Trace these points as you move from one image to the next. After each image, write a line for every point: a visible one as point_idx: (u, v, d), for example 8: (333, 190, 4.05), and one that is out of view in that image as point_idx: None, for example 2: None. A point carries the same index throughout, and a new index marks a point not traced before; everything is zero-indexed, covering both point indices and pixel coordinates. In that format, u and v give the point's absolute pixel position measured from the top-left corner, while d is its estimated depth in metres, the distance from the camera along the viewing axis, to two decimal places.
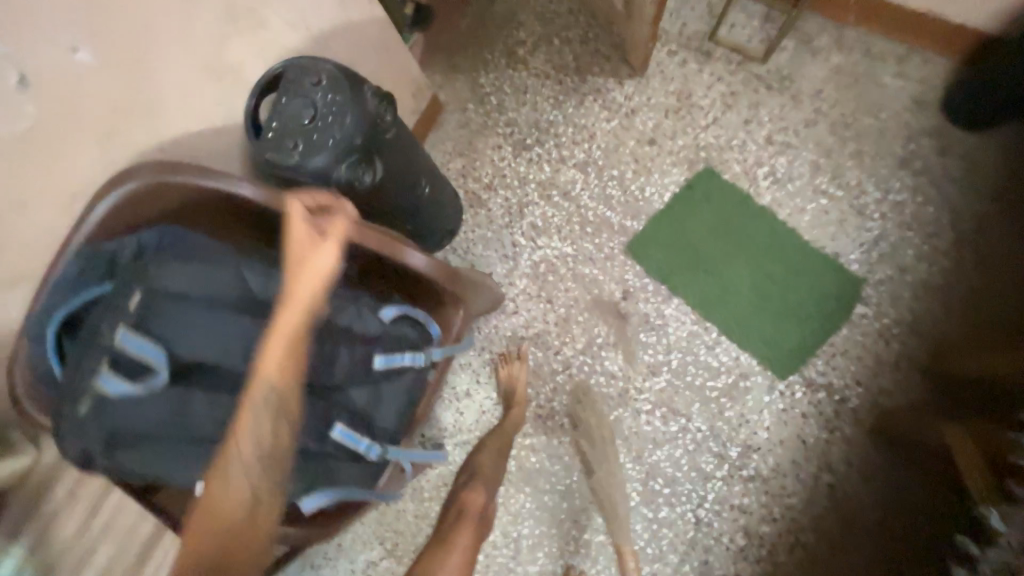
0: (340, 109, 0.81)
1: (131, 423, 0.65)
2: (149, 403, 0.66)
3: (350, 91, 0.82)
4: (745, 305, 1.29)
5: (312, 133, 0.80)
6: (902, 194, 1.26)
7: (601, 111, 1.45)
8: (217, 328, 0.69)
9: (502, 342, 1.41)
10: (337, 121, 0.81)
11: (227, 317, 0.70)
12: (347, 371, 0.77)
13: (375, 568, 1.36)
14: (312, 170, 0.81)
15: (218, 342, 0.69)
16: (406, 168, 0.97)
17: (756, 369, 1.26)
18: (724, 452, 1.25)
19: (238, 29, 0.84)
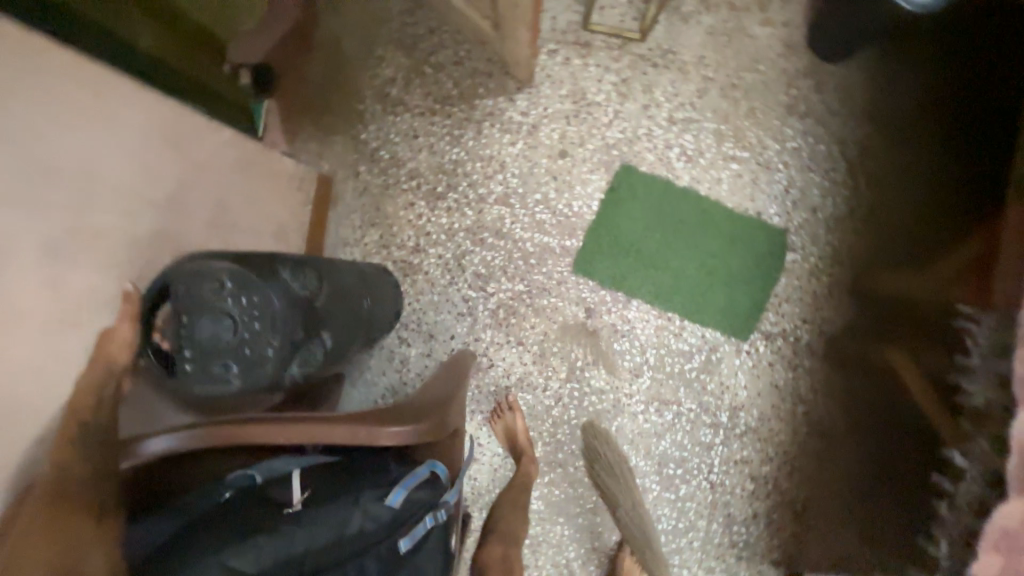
0: (260, 314, 0.77)
1: None
2: None
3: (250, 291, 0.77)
4: (697, 285, 1.36)
5: (242, 350, 0.76)
6: (796, 138, 1.34)
7: (503, 134, 1.36)
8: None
9: (490, 398, 1.39)
10: (264, 325, 0.78)
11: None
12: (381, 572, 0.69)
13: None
14: (251, 382, 0.79)
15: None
16: (351, 316, 1.02)
17: (721, 339, 1.36)
18: (717, 420, 1.37)
19: (78, 249, 0.78)
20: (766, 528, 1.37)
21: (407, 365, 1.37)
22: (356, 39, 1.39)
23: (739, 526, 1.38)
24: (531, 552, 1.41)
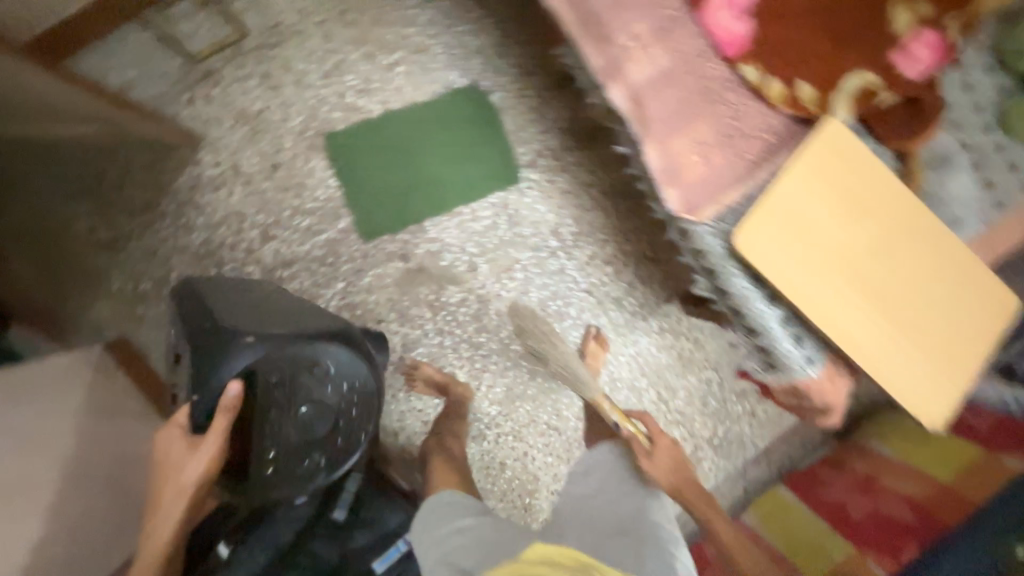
0: (361, 402, 0.95)
1: None
2: None
3: (359, 374, 0.95)
4: (456, 173, 1.52)
5: (337, 437, 0.94)
6: (422, 12, 1.47)
7: (219, 192, 1.41)
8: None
9: (396, 375, 1.54)
10: (355, 412, 0.95)
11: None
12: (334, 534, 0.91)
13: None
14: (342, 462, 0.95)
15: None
16: None
17: (505, 194, 1.55)
18: (551, 247, 1.59)
19: None
20: (643, 283, 1.64)
21: None
22: (34, 226, 1.37)
23: (626, 298, 1.65)
24: (520, 441, 1.62)
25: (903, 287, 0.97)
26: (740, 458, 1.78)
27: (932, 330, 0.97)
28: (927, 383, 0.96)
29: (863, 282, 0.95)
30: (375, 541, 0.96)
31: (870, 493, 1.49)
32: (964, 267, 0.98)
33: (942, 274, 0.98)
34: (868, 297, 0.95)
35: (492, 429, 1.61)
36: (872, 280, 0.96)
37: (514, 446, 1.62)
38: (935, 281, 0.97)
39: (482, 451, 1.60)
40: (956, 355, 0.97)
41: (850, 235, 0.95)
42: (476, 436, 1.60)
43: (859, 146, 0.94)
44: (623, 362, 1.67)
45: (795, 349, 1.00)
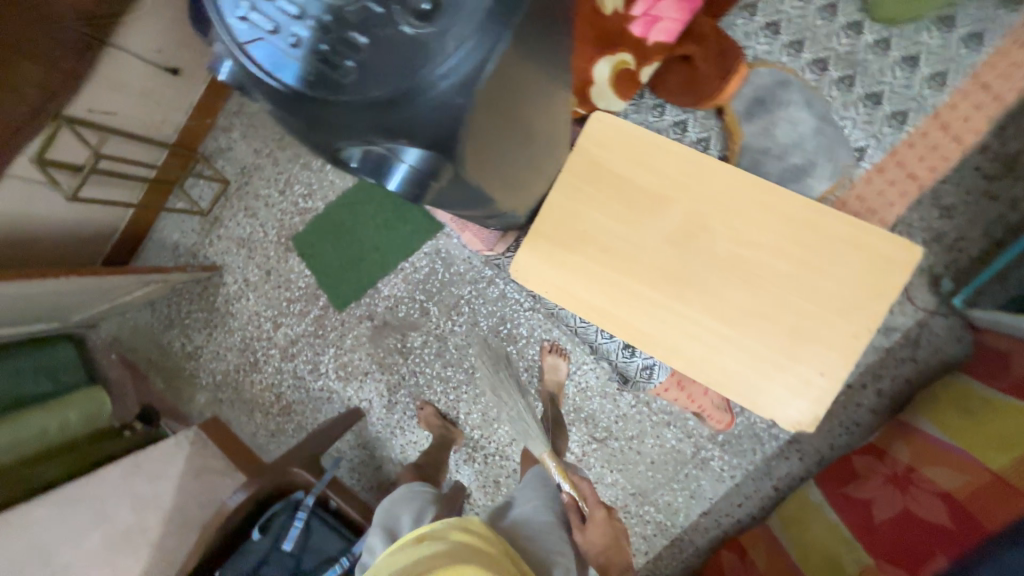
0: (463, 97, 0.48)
1: None
2: None
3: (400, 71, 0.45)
4: (392, 235, 1.76)
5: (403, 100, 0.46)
6: None
7: (243, 300, 1.91)
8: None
9: (389, 414, 1.80)
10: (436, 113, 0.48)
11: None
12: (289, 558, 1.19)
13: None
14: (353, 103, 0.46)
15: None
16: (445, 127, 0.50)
17: (434, 240, 1.72)
18: (488, 277, 1.69)
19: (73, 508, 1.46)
20: None
21: (339, 450, 1.82)
22: (153, 349, 2.02)
23: None
24: (507, 459, 1.72)
25: (725, 268, 0.83)
26: (760, 454, 1.54)
27: (773, 313, 0.81)
28: (771, 377, 0.80)
29: (669, 276, 0.84)
30: (321, 566, 1.21)
31: (905, 489, 1.18)
32: (804, 228, 0.80)
33: (774, 240, 0.81)
34: (680, 290, 0.84)
35: (479, 451, 1.74)
36: (681, 270, 0.84)
37: (502, 464, 1.72)
38: (765, 252, 0.81)
39: (474, 471, 1.74)
40: (814, 339, 0.79)
41: (639, 231, 0.86)
42: (466, 459, 1.75)
43: (623, 131, 0.86)
44: (588, 370, 1.64)
45: (631, 358, 0.93)
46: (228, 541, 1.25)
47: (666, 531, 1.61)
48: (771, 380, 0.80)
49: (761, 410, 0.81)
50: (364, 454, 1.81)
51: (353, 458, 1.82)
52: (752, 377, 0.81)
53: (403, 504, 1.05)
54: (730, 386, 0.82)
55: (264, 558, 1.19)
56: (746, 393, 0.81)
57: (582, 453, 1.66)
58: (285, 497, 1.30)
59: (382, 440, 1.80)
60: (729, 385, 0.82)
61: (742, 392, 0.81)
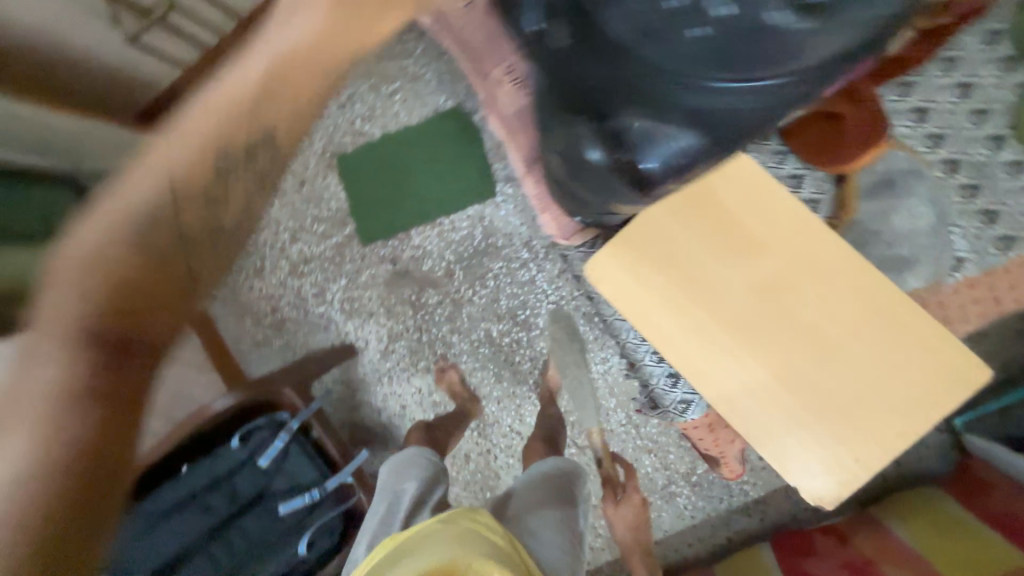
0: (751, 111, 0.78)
1: None
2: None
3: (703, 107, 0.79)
4: (440, 186, 1.70)
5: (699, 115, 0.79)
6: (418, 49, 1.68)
7: (266, 202, 1.83)
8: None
9: (382, 361, 1.77)
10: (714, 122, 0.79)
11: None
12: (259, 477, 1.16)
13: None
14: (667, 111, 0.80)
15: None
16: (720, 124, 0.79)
17: (481, 206, 1.68)
18: (523, 260, 1.66)
19: None
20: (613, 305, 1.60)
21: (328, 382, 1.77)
22: None
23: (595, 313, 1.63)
24: (485, 438, 1.71)
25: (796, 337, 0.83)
26: (725, 505, 1.59)
27: (829, 388, 0.82)
28: (808, 446, 0.82)
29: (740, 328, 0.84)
30: (290, 492, 1.19)
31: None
32: (885, 317, 0.82)
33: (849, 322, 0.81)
34: (748, 339, 0.84)
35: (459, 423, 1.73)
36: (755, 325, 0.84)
37: (477, 442, 1.72)
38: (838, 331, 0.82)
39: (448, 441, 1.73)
40: (861, 425, 0.81)
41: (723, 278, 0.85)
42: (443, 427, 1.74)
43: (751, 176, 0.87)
44: (590, 379, 1.64)
45: (671, 390, 0.93)
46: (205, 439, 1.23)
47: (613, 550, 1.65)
48: (807, 449, 0.82)
49: (787, 474, 0.82)
50: (345, 392, 1.78)
51: (333, 393, 1.79)
52: (788, 442, 0.82)
53: (406, 468, 1.10)
54: (765, 444, 0.83)
55: (238, 468, 1.17)
56: (779, 455, 0.82)
57: None
58: (269, 414, 1.26)
59: (366, 383, 1.78)
60: (764, 442, 0.83)
61: (775, 452, 0.82)
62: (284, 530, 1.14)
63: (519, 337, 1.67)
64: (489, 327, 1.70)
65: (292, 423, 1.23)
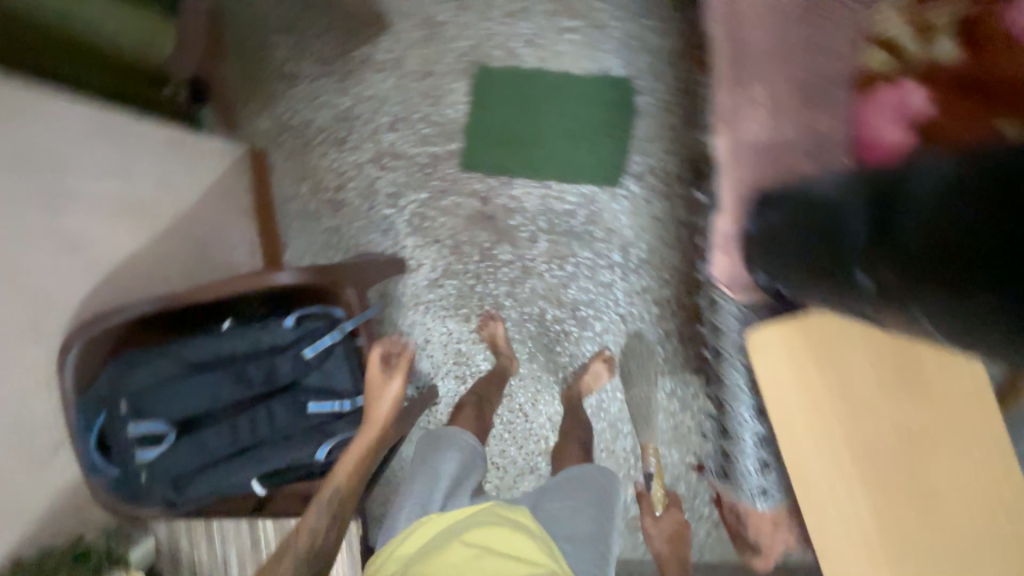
0: None
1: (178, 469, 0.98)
2: (183, 453, 0.98)
3: None
4: (566, 150, 1.57)
5: None
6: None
7: (381, 74, 1.65)
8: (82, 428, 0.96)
9: (426, 291, 1.69)
10: None
11: (125, 415, 0.95)
12: (294, 369, 1.06)
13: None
14: None
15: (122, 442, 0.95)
16: None
17: (597, 190, 1.57)
18: (611, 261, 1.58)
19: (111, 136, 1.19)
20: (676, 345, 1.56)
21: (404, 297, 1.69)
22: (254, 36, 1.70)
23: (653, 344, 1.59)
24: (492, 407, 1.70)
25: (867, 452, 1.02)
26: None
27: (884, 519, 1.02)
28: (845, 549, 1.02)
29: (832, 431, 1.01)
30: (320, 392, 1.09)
31: None
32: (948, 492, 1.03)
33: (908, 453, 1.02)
34: (850, 454, 1.02)
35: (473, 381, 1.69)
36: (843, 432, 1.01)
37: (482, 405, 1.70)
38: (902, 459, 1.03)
39: (453, 393, 1.70)
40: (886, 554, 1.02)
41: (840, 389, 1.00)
42: (456, 378, 1.70)
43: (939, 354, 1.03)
44: (615, 401, 1.63)
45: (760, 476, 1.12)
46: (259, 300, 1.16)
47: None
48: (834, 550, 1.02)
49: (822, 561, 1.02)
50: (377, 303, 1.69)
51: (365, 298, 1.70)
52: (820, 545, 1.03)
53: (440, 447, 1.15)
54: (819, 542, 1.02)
55: (281, 349, 1.07)
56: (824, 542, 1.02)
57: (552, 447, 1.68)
58: (324, 306, 1.16)
59: (401, 304, 1.70)
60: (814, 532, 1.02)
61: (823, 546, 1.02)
62: (299, 429, 1.04)
63: (570, 331, 1.63)
64: (546, 308, 1.64)
65: (347, 326, 1.12)
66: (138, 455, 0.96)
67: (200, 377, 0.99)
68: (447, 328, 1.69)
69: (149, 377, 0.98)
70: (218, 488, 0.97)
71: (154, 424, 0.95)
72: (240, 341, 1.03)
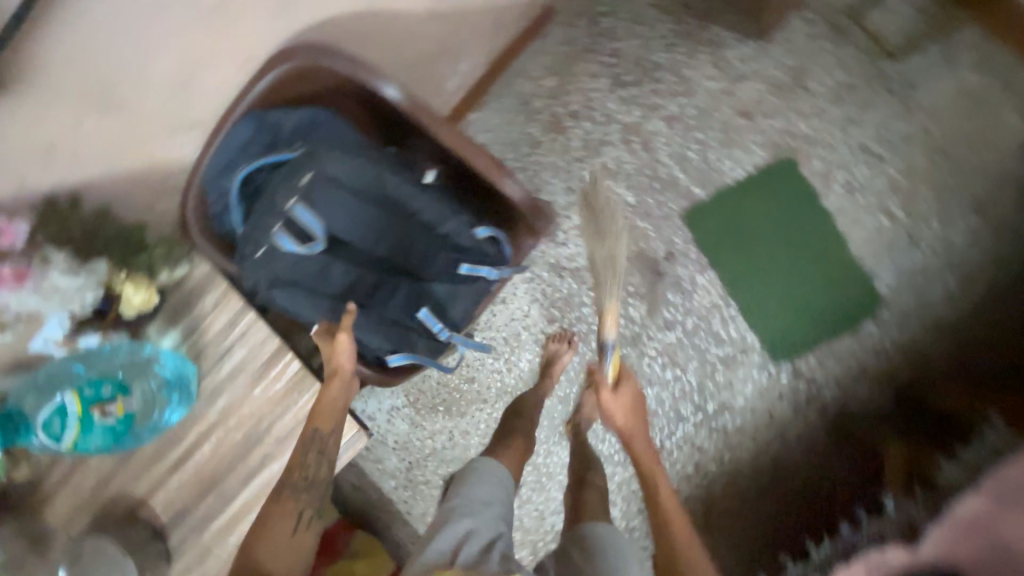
0: None
1: (285, 270, 0.82)
2: (303, 261, 0.82)
3: None
4: (770, 293, 1.43)
5: None
6: (949, 230, 1.33)
7: (708, 67, 1.42)
8: (233, 141, 0.95)
9: (546, 266, 1.55)
10: None
11: (295, 179, 0.78)
12: (442, 271, 0.93)
13: (404, 413, 1.69)
14: None
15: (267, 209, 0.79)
16: None
17: (755, 346, 1.45)
18: (702, 404, 1.48)
19: None
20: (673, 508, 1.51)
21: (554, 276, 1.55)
22: None
23: (658, 490, 1.52)
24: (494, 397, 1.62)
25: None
26: None
27: None
28: None
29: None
30: (436, 304, 0.96)
31: None
32: None
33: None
34: None
35: (504, 366, 1.60)
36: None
37: (489, 388, 1.62)
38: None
39: (480, 357, 1.60)
40: None
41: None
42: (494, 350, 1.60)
43: None
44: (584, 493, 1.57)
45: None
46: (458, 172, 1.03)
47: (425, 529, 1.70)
48: None
49: None
50: None
51: None
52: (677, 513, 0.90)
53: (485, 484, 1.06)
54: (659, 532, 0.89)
55: (450, 243, 0.93)
56: None
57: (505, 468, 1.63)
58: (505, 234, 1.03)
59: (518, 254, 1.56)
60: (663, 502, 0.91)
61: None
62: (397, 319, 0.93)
63: None
64: None
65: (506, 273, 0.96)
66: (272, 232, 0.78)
67: (377, 204, 0.85)
68: (529, 310, 1.57)
69: (345, 167, 0.80)
70: (301, 307, 0.84)
71: (314, 220, 0.80)
72: (431, 207, 0.88)
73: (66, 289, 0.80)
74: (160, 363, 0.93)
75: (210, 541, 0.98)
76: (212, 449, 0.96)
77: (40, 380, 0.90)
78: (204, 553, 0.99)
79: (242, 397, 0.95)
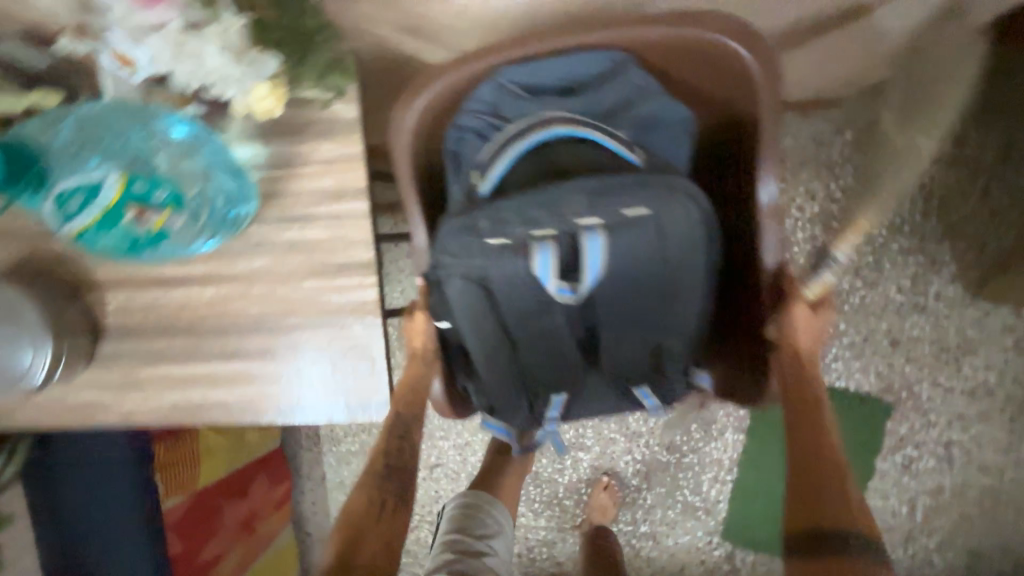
0: None
1: (503, 269, 0.74)
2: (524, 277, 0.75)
3: None
4: (764, 488, 1.43)
5: None
6: (936, 554, 1.35)
7: (907, 275, 1.26)
8: (572, 69, 0.87)
9: None
10: None
11: (611, 202, 0.73)
12: (608, 356, 0.87)
13: None
14: None
15: (552, 208, 0.73)
16: None
17: (716, 513, 1.45)
18: (637, 520, 1.49)
19: None
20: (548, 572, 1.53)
21: None
22: (1004, 94, 1.18)
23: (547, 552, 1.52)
24: None
25: None
26: None
27: None
28: None
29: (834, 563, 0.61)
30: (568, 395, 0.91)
31: None
32: None
33: None
34: None
35: None
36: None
37: None
38: None
39: None
40: None
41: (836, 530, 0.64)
42: None
43: None
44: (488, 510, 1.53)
45: None
46: (756, 279, 0.89)
47: (326, 431, 1.62)
48: None
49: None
50: None
51: None
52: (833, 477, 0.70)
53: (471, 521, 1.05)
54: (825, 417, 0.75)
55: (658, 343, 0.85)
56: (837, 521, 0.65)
57: (436, 443, 1.55)
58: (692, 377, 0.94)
59: None
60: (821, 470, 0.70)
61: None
62: (555, 378, 0.88)
63: (562, 473, 1.48)
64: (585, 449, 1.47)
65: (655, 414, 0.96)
66: (536, 239, 0.72)
67: (661, 273, 0.77)
68: None
69: (671, 224, 0.74)
70: (486, 305, 0.78)
71: (593, 261, 0.73)
72: (688, 309, 0.81)
73: (210, 66, 0.57)
74: (213, 187, 0.66)
75: (147, 376, 0.80)
76: (214, 295, 0.76)
77: (91, 112, 0.64)
78: (131, 382, 0.80)
79: (284, 274, 0.75)
